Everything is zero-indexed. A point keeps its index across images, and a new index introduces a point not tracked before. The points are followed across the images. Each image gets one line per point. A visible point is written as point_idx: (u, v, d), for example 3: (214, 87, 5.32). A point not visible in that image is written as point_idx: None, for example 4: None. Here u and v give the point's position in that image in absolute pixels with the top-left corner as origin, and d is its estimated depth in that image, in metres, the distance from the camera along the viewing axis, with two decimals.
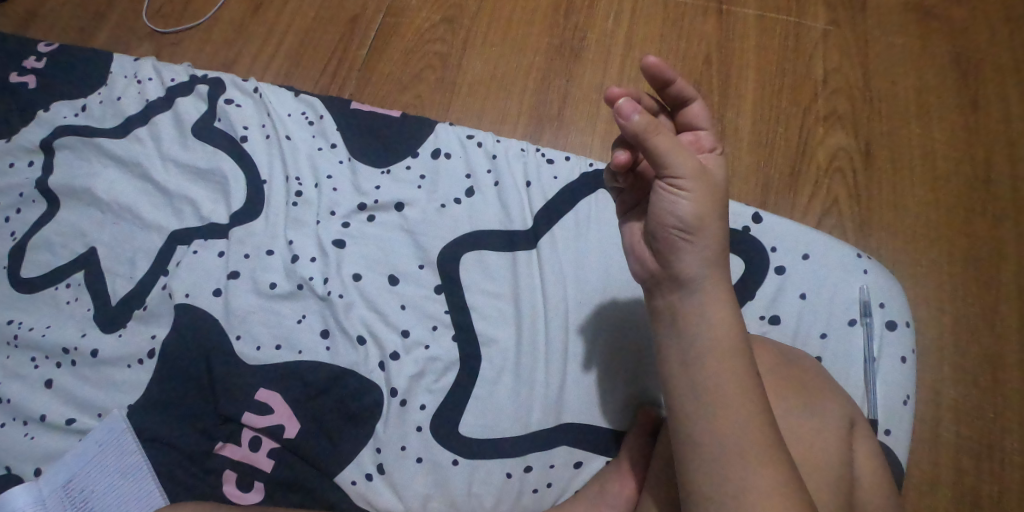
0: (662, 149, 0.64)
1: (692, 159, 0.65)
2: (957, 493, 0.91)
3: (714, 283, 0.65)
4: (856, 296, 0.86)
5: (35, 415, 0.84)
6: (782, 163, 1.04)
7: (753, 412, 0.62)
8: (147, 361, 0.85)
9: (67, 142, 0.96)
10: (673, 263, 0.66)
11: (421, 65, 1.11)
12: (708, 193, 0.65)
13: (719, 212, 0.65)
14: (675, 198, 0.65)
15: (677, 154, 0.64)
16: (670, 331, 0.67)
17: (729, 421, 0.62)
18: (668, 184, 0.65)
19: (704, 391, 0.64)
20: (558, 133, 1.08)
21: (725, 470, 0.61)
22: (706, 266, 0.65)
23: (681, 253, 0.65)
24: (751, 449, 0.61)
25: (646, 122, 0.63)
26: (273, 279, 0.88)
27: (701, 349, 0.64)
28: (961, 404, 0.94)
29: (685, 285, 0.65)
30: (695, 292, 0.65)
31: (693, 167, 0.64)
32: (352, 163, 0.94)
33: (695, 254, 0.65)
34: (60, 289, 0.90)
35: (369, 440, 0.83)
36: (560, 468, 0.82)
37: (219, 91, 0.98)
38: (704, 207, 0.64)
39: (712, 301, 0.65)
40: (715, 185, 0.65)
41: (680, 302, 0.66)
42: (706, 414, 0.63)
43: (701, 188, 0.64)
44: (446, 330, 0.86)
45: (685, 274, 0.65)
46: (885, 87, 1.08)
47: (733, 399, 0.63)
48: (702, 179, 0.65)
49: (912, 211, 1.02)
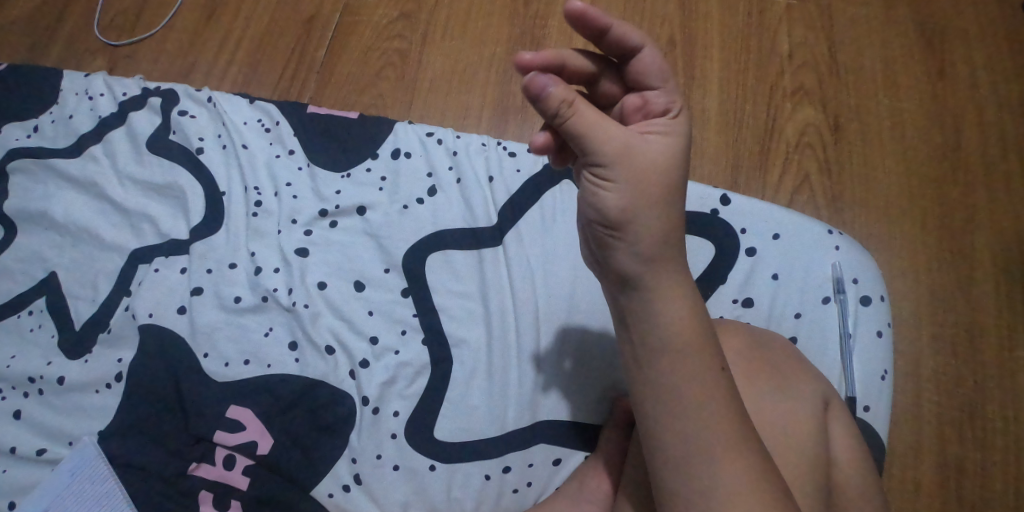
0: (577, 131, 0.61)
1: (615, 139, 0.61)
2: (942, 463, 0.90)
3: (657, 280, 0.62)
4: (829, 273, 0.85)
5: (5, 447, 0.81)
6: (752, 143, 1.02)
7: (710, 409, 0.60)
8: (115, 384, 0.83)
9: (21, 164, 0.93)
10: (609, 261, 0.64)
11: (381, 63, 1.09)
12: (634, 181, 0.61)
13: (652, 202, 0.62)
14: (600, 187, 0.63)
15: (594, 138, 0.61)
16: (620, 329, 0.66)
17: (685, 421, 0.60)
18: (592, 171, 0.63)
19: (650, 397, 0.62)
20: (524, 125, 1.06)
21: (688, 470, 0.60)
22: (640, 262, 0.62)
23: (613, 250, 0.63)
24: (714, 453, 0.59)
25: (561, 100, 0.60)
26: (237, 293, 0.86)
27: (653, 351, 0.62)
28: (941, 373, 0.93)
29: (624, 284, 0.64)
30: (636, 290, 0.63)
31: (614, 151, 0.61)
32: (311, 169, 0.92)
33: (629, 251, 0.62)
34: (23, 317, 0.87)
35: (345, 451, 0.81)
36: (539, 467, 0.81)
37: (172, 103, 0.95)
38: (632, 197, 0.62)
39: (660, 300, 0.62)
40: (645, 169, 0.62)
41: (625, 302, 0.64)
42: (655, 419, 0.62)
43: (626, 175, 0.61)
44: (415, 333, 0.85)
45: (625, 272, 0.63)
46: (850, 59, 1.06)
47: (676, 400, 0.61)
48: (628, 166, 0.61)
49: (884, 185, 1.00)
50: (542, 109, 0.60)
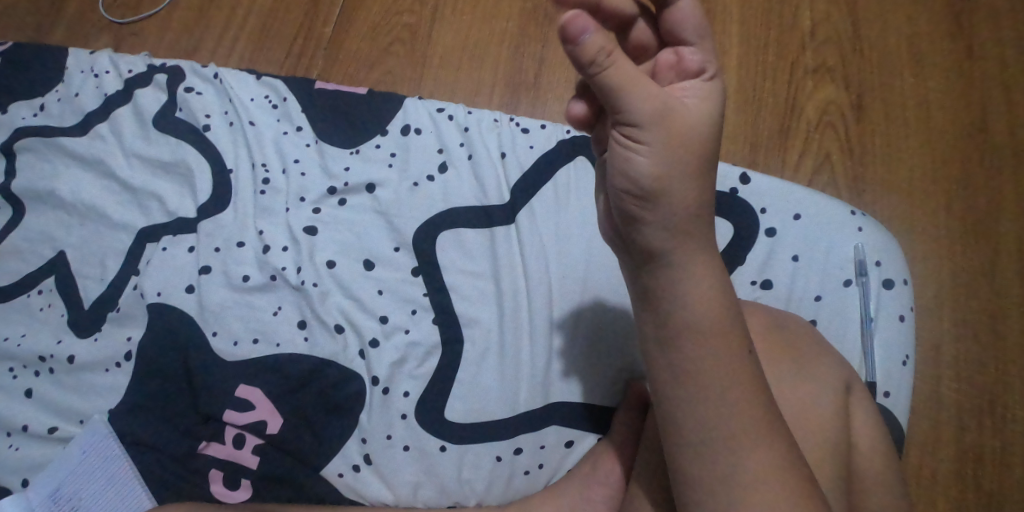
0: (613, 87, 0.57)
1: (651, 101, 0.58)
2: (960, 451, 0.88)
3: (687, 258, 0.60)
4: (852, 255, 0.82)
5: (17, 425, 0.81)
6: (772, 121, 1.00)
7: (737, 397, 0.58)
8: (124, 363, 0.82)
9: (28, 143, 0.92)
10: (635, 235, 0.61)
11: (390, 39, 1.07)
12: (668, 146, 0.58)
13: (690, 172, 0.59)
14: (634, 150, 0.59)
15: (631, 95, 0.57)
16: (642, 305, 0.63)
17: (712, 402, 0.58)
18: (622, 130, 0.59)
19: (680, 378, 0.60)
20: (535, 102, 1.03)
21: (717, 454, 0.58)
22: (671, 237, 0.60)
23: (641, 223, 0.60)
24: (742, 437, 0.58)
25: (599, 48, 0.56)
26: (245, 272, 0.85)
27: (678, 330, 0.60)
28: (963, 360, 0.91)
29: (650, 259, 0.61)
30: (663, 266, 0.60)
31: (650, 112, 0.58)
32: (319, 145, 0.91)
33: (657, 224, 0.60)
34: (32, 296, 0.87)
35: (355, 431, 0.80)
36: (551, 448, 0.80)
37: (178, 80, 0.94)
38: (667, 163, 0.58)
39: (689, 281, 0.60)
40: (683, 133, 0.59)
41: (647, 275, 0.61)
42: (688, 399, 0.59)
43: (661, 137, 0.58)
44: (425, 313, 0.84)
45: (651, 248, 0.60)
46: (875, 35, 1.03)
47: (709, 380, 0.59)
48: (663, 131, 0.58)
49: (908, 166, 0.98)
50: (577, 57, 0.56)
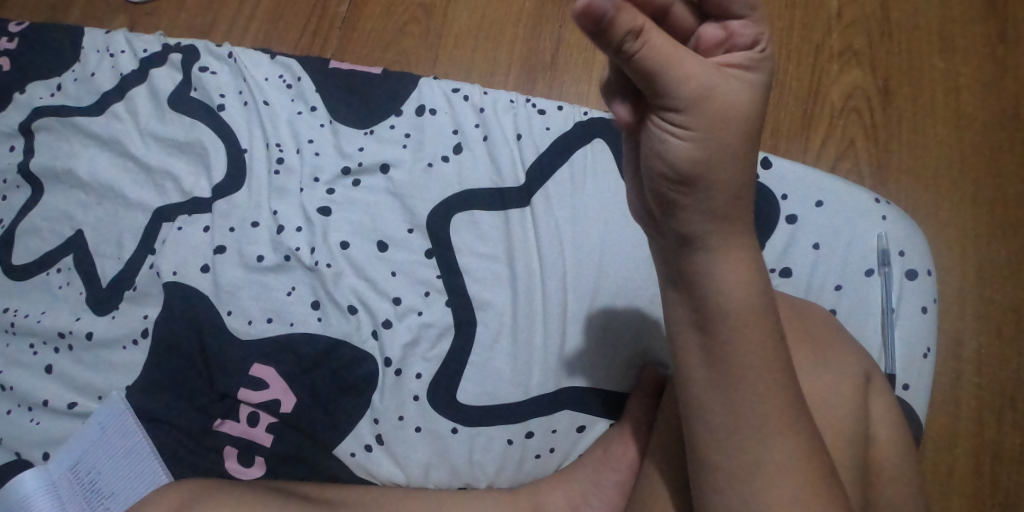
0: (652, 67, 0.55)
1: (693, 80, 0.55)
2: (978, 446, 0.87)
3: (722, 241, 0.59)
4: (874, 244, 0.81)
5: (38, 400, 0.83)
6: (794, 106, 0.98)
7: (766, 388, 0.57)
8: (141, 341, 0.83)
9: (47, 123, 0.92)
10: (671, 216, 0.60)
11: (405, 18, 1.06)
12: (711, 127, 0.56)
13: (731, 155, 0.57)
14: (672, 128, 0.57)
15: (672, 74, 0.55)
16: (674, 288, 0.62)
17: (741, 392, 0.58)
18: (665, 112, 0.57)
19: (712, 365, 0.59)
20: (552, 83, 1.02)
21: (740, 444, 0.57)
22: (707, 220, 0.58)
23: (677, 205, 0.59)
24: (767, 427, 0.57)
25: (626, 27, 0.52)
26: (260, 252, 0.85)
27: (710, 317, 0.59)
28: (985, 354, 0.89)
29: (684, 242, 0.60)
30: (697, 249, 0.59)
31: (693, 91, 0.56)
32: (333, 126, 0.90)
33: (693, 207, 0.58)
34: (51, 274, 0.88)
35: (367, 411, 0.81)
36: (563, 433, 0.80)
37: (194, 59, 0.93)
38: (709, 145, 0.57)
39: (723, 264, 0.59)
40: (727, 112, 0.57)
41: (681, 258, 0.60)
42: (717, 387, 0.59)
43: (704, 117, 0.56)
44: (439, 295, 0.83)
45: (686, 231, 0.59)
46: (904, 17, 1.00)
47: (739, 368, 0.58)
48: (706, 108, 0.56)
49: (935, 154, 0.95)
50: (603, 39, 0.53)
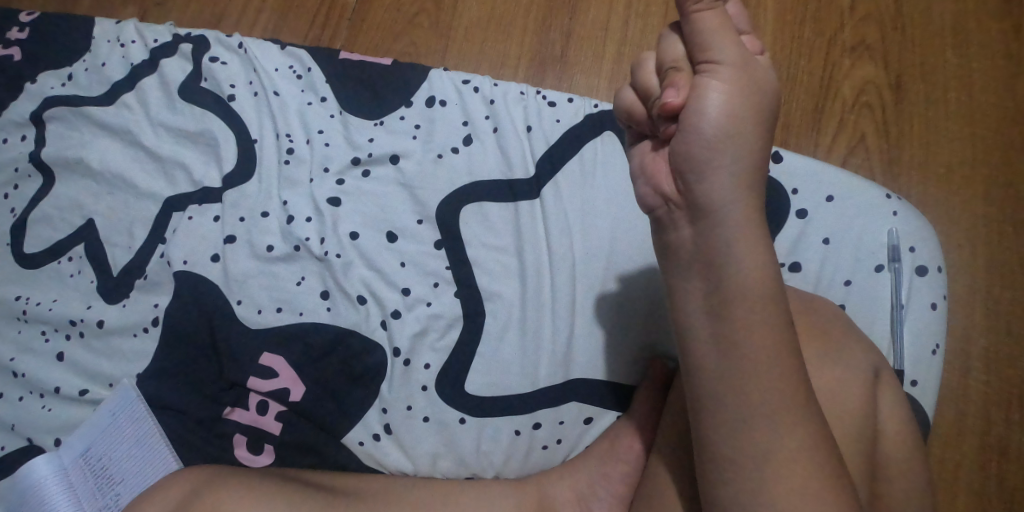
0: (705, 27, 0.60)
1: (738, 49, 0.60)
2: (984, 443, 0.87)
3: (742, 219, 0.59)
4: (885, 239, 0.81)
5: (50, 387, 0.83)
6: (805, 100, 0.97)
7: (789, 364, 0.58)
8: (152, 329, 0.84)
9: (58, 112, 0.93)
10: (694, 186, 0.59)
11: (415, 10, 1.05)
12: (746, 92, 0.59)
13: (756, 126, 0.59)
14: (710, 89, 0.59)
15: (720, 37, 0.59)
16: (691, 265, 0.61)
17: (766, 358, 0.58)
18: (707, 72, 0.60)
19: (736, 334, 0.58)
20: (562, 76, 1.02)
21: (766, 411, 0.57)
22: (730, 190, 0.59)
23: (703, 172, 0.59)
24: (791, 392, 0.57)
25: None
26: (270, 242, 0.85)
27: (734, 285, 0.58)
28: (993, 352, 0.89)
29: (706, 214, 0.59)
30: (718, 221, 0.59)
31: (735, 56, 0.59)
32: (343, 116, 0.90)
33: (719, 174, 0.59)
34: (63, 263, 0.88)
35: (375, 401, 0.81)
36: (570, 424, 0.80)
37: (204, 49, 0.94)
38: (743, 109, 0.59)
39: (745, 237, 0.59)
40: (760, 84, 0.60)
41: (701, 231, 0.60)
42: (741, 355, 0.58)
43: (742, 80, 0.59)
44: (447, 286, 0.84)
45: (710, 200, 0.59)
46: (918, 12, 0.99)
47: (764, 334, 0.58)
48: (744, 74, 0.59)
49: (947, 149, 0.95)
50: None
